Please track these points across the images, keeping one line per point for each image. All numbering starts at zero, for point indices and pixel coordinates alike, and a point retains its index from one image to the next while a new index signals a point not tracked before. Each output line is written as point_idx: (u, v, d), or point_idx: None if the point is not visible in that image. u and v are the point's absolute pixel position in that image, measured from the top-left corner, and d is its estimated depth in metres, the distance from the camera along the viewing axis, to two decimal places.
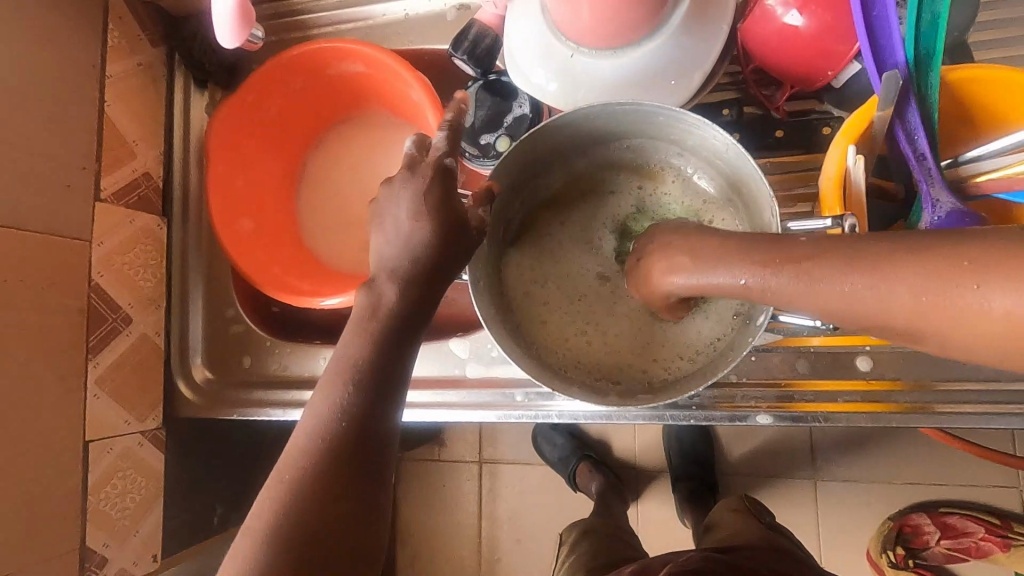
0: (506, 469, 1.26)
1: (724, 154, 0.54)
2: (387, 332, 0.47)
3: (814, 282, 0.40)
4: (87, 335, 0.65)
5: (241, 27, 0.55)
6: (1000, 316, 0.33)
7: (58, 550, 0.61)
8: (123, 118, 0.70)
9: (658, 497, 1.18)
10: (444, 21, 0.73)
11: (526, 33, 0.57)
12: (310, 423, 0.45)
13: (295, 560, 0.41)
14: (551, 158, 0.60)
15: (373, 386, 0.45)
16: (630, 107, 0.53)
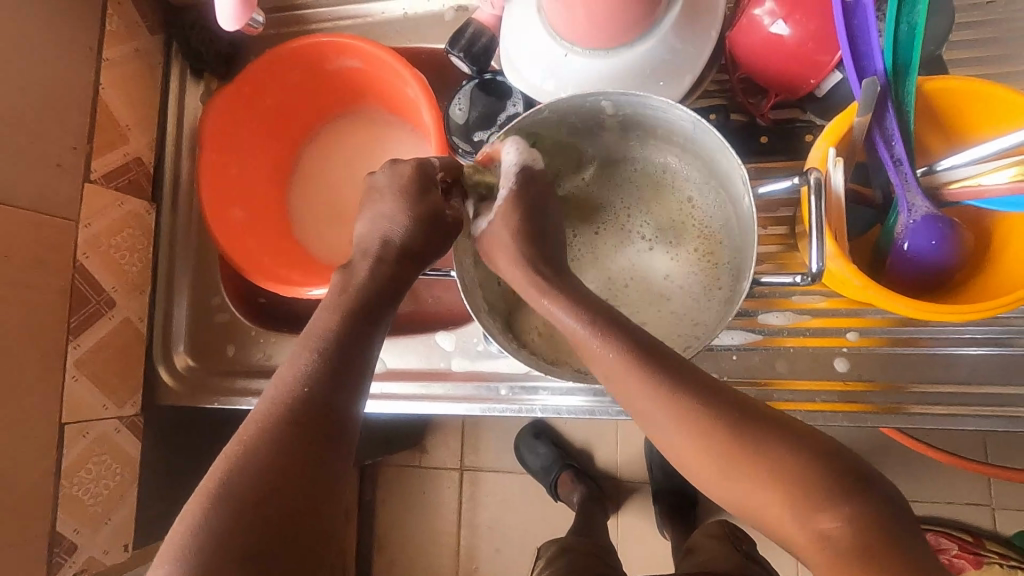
0: (487, 477, 1.25)
1: (697, 136, 0.55)
2: (363, 307, 0.50)
3: (639, 401, 0.45)
4: (69, 316, 0.64)
5: (240, 13, 0.55)
6: (724, 466, 0.43)
7: (26, 534, 0.60)
8: (117, 102, 0.71)
9: (638, 508, 1.19)
10: (443, 21, 0.74)
11: (522, 33, 0.58)
12: (269, 405, 0.44)
13: (252, 523, 0.38)
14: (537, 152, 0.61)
15: (344, 352, 0.47)
16: (598, 99, 0.54)
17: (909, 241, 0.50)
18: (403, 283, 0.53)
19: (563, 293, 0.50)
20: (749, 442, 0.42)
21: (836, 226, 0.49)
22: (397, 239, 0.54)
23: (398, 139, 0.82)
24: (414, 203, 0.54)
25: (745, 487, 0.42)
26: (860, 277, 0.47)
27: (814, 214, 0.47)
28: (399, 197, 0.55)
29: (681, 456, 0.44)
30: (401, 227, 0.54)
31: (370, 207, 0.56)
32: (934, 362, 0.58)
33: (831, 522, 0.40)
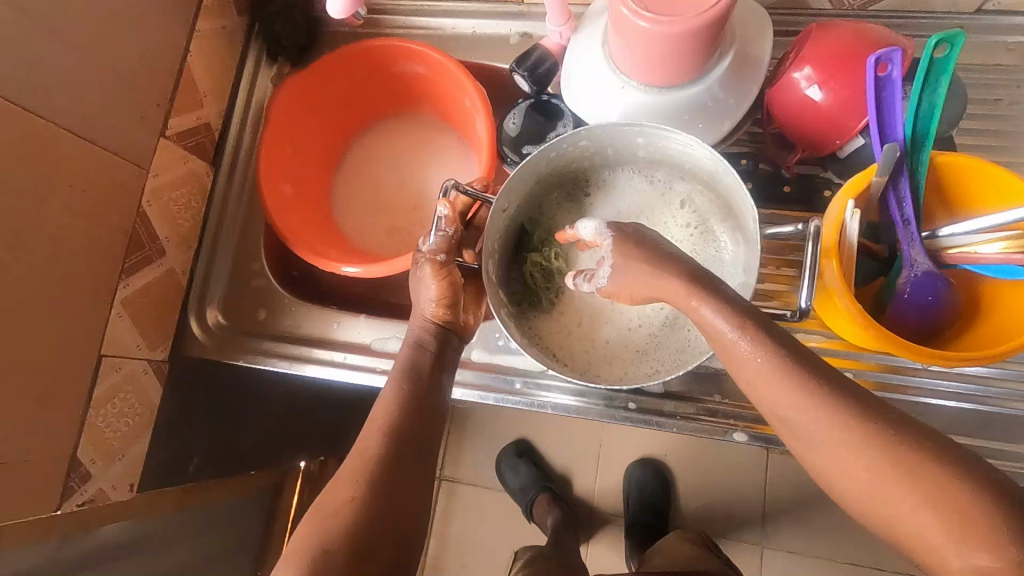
0: (464, 490, 1.27)
1: (715, 173, 0.61)
2: (430, 359, 0.60)
3: (787, 410, 0.45)
4: (125, 256, 0.68)
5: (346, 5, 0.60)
6: (869, 481, 0.42)
7: (50, 455, 0.62)
8: (200, 70, 0.76)
9: (611, 538, 1.21)
10: (507, 44, 0.81)
11: (587, 64, 0.66)
12: (362, 444, 0.53)
13: (353, 539, 0.47)
14: (566, 169, 0.67)
15: (420, 395, 0.56)
16: (636, 128, 0.61)
17: (909, 292, 0.56)
18: (459, 332, 0.64)
19: (722, 296, 0.48)
20: (898, 457, 0.41)
21: (846, 267, 0.56)
22: (434, 312, 0.62)
23: (446, 147, 0.89)
24: (432, 286, 0.61)
25: (901, 512, 0.41)
26: (863, 316, 0.53)
27: (811, 251, 0.52)
28: (421, 286, 0.62)
29: (837, 470, 0.44)
30: (430, 303, 0.62)
31: None
32: (920, 410, 0.63)
33: (987, 561, 0.38)
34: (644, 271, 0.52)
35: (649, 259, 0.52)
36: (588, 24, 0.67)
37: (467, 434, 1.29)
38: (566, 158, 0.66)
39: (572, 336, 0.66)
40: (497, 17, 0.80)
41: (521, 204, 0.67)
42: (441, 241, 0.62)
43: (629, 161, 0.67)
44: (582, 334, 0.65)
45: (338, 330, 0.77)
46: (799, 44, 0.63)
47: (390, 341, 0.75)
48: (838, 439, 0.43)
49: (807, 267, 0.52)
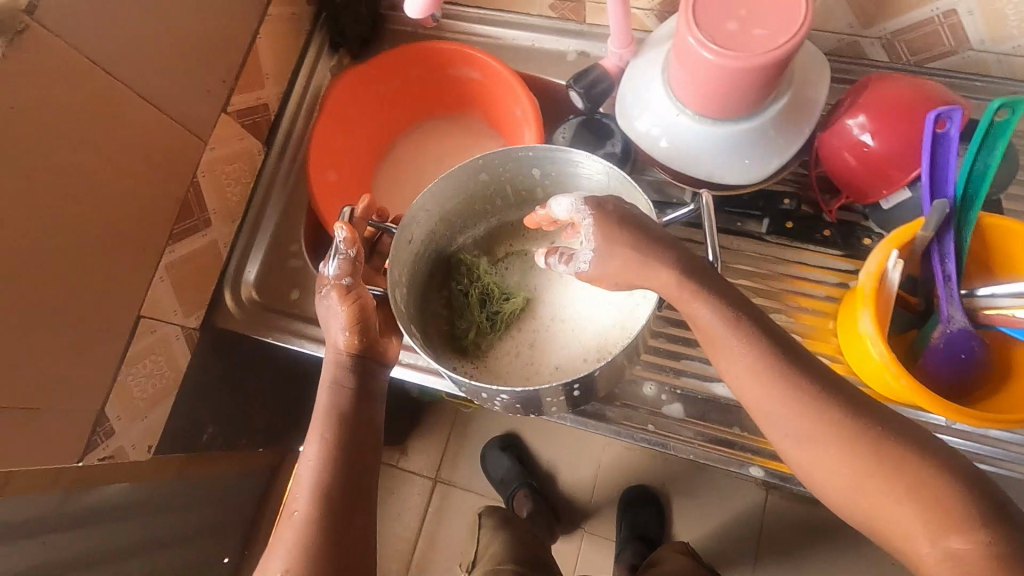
0: (458, 494, 1.28)
1: (608, 185, 0.64)
2: (356, 386, 0.57)
3: (801, 450, 0.46)
4: (174, 222, 0.69)
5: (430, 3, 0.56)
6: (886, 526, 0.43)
7: (83, 406, 0.63)
8: (266, 51, 0.78)
9: (598, 540, 1.22)
10: (563, 60, 0.83)
11: (646, 89, 0.67)
12: (299, 491, 0.52)
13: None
14: (476, 203, 0.71)
15: (349, 423, 0.55)
16: (531, 153, 0.65)
17: (942, 347, 0.56)
18: (380, 358, 0.60)
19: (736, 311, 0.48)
20: (897, 477, 0.43)
21: (882, 316, 0.56)
22: (348, 341, 0.58)
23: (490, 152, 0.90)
24: (342, 311, 0.58)
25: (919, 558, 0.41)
26: (896, 365, 0.54)
27: (709, 219, 0.54)
28: (332, 317, 0.58)
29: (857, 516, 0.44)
30: (343, 331, 0.58)
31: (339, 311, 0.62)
32: None
33: (962, 543, 0.40)
34: (634, 241, 0.51)
35: (634, 243, 0.51)
36: (648, 50, 0.68)
37: (467, 438, 1.30)
38: (471, 190, 0.69)
39: (500, 362, 0.68)
40: (555, 33, 0.82)
41: (439, 242, 0.72)
42: (342, 267, 0.59)
43: (532, 194, 0.72)
44: (498, 349, 0.68)
45: None
46: (855, 92, 0.63)
47: None
48: (858, 484, 0.44)
49: (707, 231, 0.53)
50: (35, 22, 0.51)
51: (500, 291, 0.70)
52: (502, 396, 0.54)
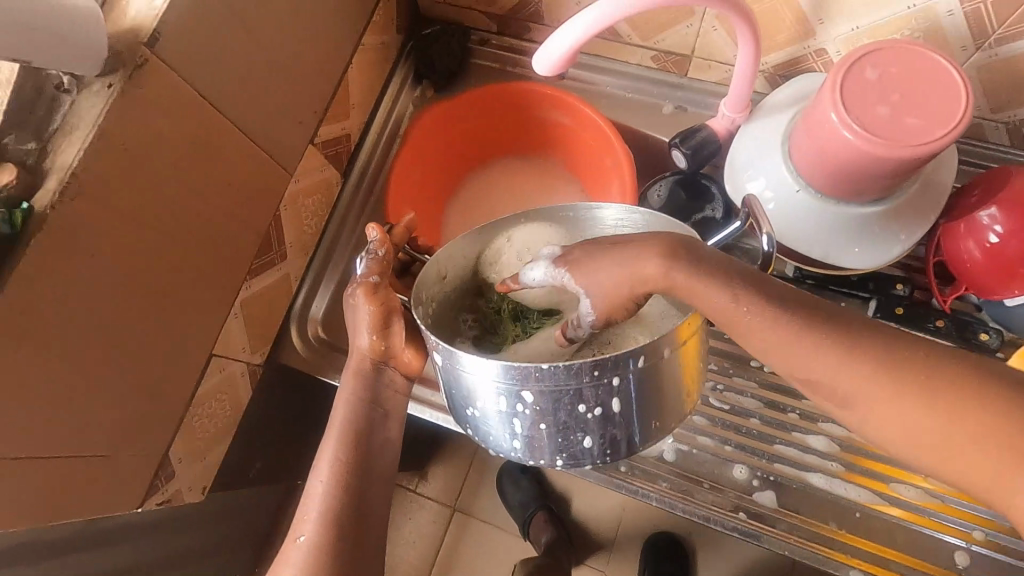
0: (475, 525, 1.23)
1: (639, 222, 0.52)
2: (368, 395, 0.57)
3: None
4: (255, 258, 0.66)
5: (563, 62, 0.53)
6: None
7: (149, 451, 0.59)
8: (355, 82, 0.75)
9: (614, 564, 1.18)
10: (658, 112, 0.79)
11: (761, 160, 0.64)
12: (311, 497, 0.52)
13: None
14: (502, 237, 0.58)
15: (363, 435, 0.55)
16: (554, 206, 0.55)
17: None
18: (401, 366, 0.60)
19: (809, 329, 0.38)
20: None
21: None
22: (369, 343, 0.58)
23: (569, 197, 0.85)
24: (366, 312, 0.57)
25: None
26: None
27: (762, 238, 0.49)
28: (356, 315, 0.58)
29: None
30: (367, 334, 0.58)
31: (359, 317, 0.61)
32: None
33: None
34: (615, 263, 0.44)
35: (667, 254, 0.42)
36: (761, 116, 0.66)
37: (489, 469, 1.25)
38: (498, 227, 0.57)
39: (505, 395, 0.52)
40: (654, 85, 0.79)
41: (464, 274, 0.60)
42: (370, 266, 0.58)
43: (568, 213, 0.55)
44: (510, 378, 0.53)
45: None
46: (986, 182, 0.60)
47: None
48: None
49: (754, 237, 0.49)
50: (156, 57, 0.47)
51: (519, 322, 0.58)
52: (521, 406, 0.46)
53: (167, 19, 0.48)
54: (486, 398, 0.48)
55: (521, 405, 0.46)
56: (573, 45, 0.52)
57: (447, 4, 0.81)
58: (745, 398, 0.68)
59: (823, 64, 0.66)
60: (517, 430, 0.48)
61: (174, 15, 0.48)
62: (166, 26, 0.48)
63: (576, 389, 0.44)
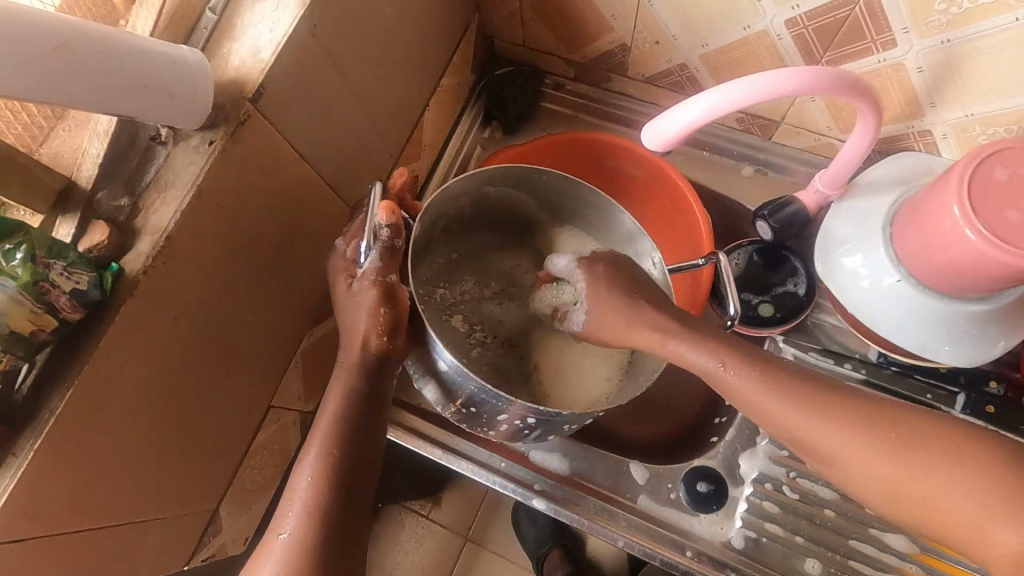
0: (487, 557, 1.16)
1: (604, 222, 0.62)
2: (365, 387, 0.48)
3: None
4: (320, 305, 0.63)
5: (674, 141, 0.51)
6: None
7: (200, 506, 0.57)
8: (429, 123, 0.72)
9: None
10: (737, 173, 0.77)
11: (857, 241, 0.61)
12: (292, 493, 0.45)
13: None
14: (478, 208, 0.63)
15: (358, 438, 0.47)
16: (547, 175, 0.59)
17: None
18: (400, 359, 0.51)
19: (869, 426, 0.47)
20: None
21: None
22: (378, 344, 0.49)
23: None
24: (373, 313, 0.48)
25: None
26: None
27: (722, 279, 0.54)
28: (356, 312, 0.49)
29: None
30: (374, 331, 0.48)
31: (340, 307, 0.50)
32: None
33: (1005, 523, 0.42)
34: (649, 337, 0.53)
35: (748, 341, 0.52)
36: (860, 194, 0.63)
37: (506, 499, 1.19)
38: (484, 197, 0.61)
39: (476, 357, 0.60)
40: (736, 146, 0.76)
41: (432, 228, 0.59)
42: (378, 262, 0.48)
43: (545, 192, 0.62)
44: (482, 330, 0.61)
45: None
46: None
47: (552, 457, 0.68)
48: None
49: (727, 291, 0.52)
50: (258, 112, 0.45)
51: (479, 285, 0.64)
52: (515, 420, 0.49)
53: (272, 73, 0.45)
54: (484, 407, 0.50)
55: (515, 420, 0.50)
56: (688, 127, 0.50)
57: (526, 47, 0.78)
58: (821, 487, 0.64)
59: (925, 144, 0.64)
60: (496, 425, 0.52)
61: (279, 68, 0.45)
62: (271, 81, 0.45)
63: (566, 421, 0.49)
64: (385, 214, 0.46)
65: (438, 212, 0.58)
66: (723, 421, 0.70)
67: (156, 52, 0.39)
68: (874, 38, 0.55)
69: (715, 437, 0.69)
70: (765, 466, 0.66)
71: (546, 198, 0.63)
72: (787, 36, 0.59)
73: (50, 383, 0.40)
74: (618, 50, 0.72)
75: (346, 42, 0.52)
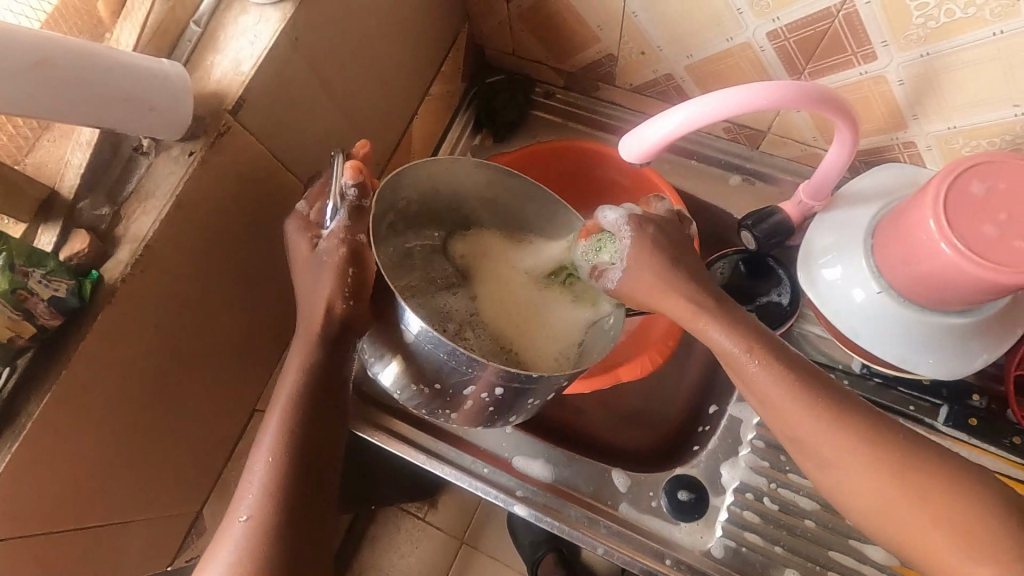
0: (482, 561, 1.16)
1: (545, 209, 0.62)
2: (325, 358, 0.49)
3: None
4: None
5: (652, 152, 0.52)
6: None
7: (183, 509, 0.58)
8: (417, 131, 0.73)
9: None
10: (725, 182, 0.77)
11: (835, 253, 0.61)
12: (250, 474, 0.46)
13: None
14: (426, 203, 0.62)
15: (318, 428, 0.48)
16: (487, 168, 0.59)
17: None
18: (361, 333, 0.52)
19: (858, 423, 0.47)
20: None
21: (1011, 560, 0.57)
22: (343, 308, 0.50)
23: None
24: (340, 272, 0.49)
25: None
26: None
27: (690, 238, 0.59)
28: (321, 275, 0.50)
29: None
30: (337, 295, 0.50)
31: (302, 271, 0.51)
32: None
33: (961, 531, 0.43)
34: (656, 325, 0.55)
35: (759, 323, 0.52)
36: (843, 205, 0.63)
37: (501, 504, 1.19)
38: (432, 193, 0.61)
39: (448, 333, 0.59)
40: (723, 156, 0.76)
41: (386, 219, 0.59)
42: (346, 221, 0.50)
43: (486, 185, 0.62)
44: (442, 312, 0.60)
45: (480, 435, 0.71)
46: None
47: (535, 464, 0.69)
48: None
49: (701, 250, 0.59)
50: (237, 123, 0.46)
51: (431, 273, 0.63)
52: (482, 392, 0.50)
53: (252, 86, 0.46)
54: (449, 380, 0.50)
55: (483, 392, 0.50)
56: (665, 138, 0.51)
57: (515, 56, 0.79)
58: (802, 498, 0.65)
59: (910, 155, 0.64)
60: (461, 401, 0.53)
61: (259, 81, 0.46)
62: (250, 93, 0.46)
63: (532, 391, 0.50)
64: (351, 173, 0.48)
65: (388, 204, 0.57)
66: (705, 430, 0.71)
67: (135, 66, 0.40)
68: (854, 51, 0.56)
69: (696, 445, 0.70)
70: (746, 475, 0.66)
71: (481, 195, 0.63)
72: (769, 48, 0.60)
73: (30, 388, 0.41)
74: (605, 60, 0.72)
75: (328, 54, 0.53)
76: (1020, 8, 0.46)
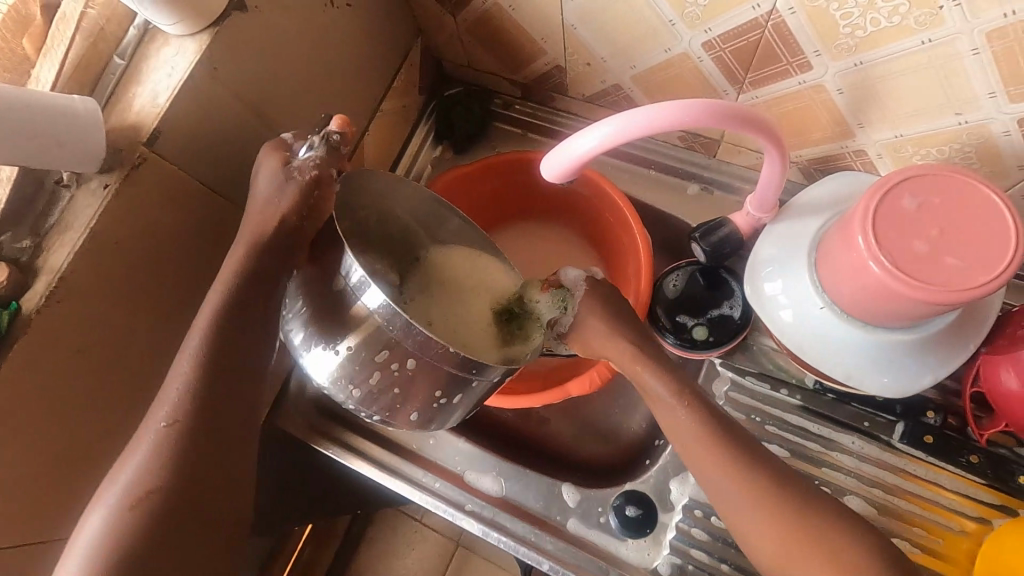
0: (478, 562, 1.12)
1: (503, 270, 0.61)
2: (240, 344, 0.51)
3: None
4: None
5: (573, 168, 0.51)
6: None
7: None
8: (369, 147, 0.73)
9: None
10: (683, 191, 0.75)
11: (779, 264, 0.59)
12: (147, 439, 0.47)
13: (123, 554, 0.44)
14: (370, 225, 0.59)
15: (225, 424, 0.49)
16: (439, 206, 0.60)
17: None
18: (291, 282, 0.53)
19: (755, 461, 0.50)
20: None
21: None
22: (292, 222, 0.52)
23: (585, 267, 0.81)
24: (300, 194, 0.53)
25: None
26: None
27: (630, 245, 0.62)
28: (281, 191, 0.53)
29: None
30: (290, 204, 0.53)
31: (259, 185, 0.54)
32: None
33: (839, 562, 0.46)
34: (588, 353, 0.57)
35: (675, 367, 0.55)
36: (792, 215, 0.61)
37: None
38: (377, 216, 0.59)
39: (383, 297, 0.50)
40: (682, 164, 0.75)
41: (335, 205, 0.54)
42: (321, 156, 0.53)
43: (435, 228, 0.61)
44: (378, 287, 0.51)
45: (432, 448, 0.71)
46: None
47: (486, 477, 0.69)
48: None
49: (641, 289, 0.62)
50: (155, 154, 0.47)
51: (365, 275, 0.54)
52: (394, 365, 0.49)
53: (168, 117, 0.47)
54: (362, 344, 0.49)
55: (397, 364, 0.49)
56: (585, 155, 0.50)
57: (470, 68, 0.79)
58: None
59: (863, 163, 0.62)
60: (366, 376, 0.51)
61: (175, 112, 0.47)
62: (166, 124, 0.47)
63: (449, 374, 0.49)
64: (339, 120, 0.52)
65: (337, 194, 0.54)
66: (659, 444, 0.70)
67: (42, 104, 0.42)
68: (789, 60, 0.54)
69: (648, 460, 0.70)
70: (695, 491, 0.65)
71: (426, 216, 0.61)
72: (707, 58, 0.58)
73: None
74: (554, 71, 0.72)
75: (254, 80, 0.53)
76: (944, 16, 0.45)
